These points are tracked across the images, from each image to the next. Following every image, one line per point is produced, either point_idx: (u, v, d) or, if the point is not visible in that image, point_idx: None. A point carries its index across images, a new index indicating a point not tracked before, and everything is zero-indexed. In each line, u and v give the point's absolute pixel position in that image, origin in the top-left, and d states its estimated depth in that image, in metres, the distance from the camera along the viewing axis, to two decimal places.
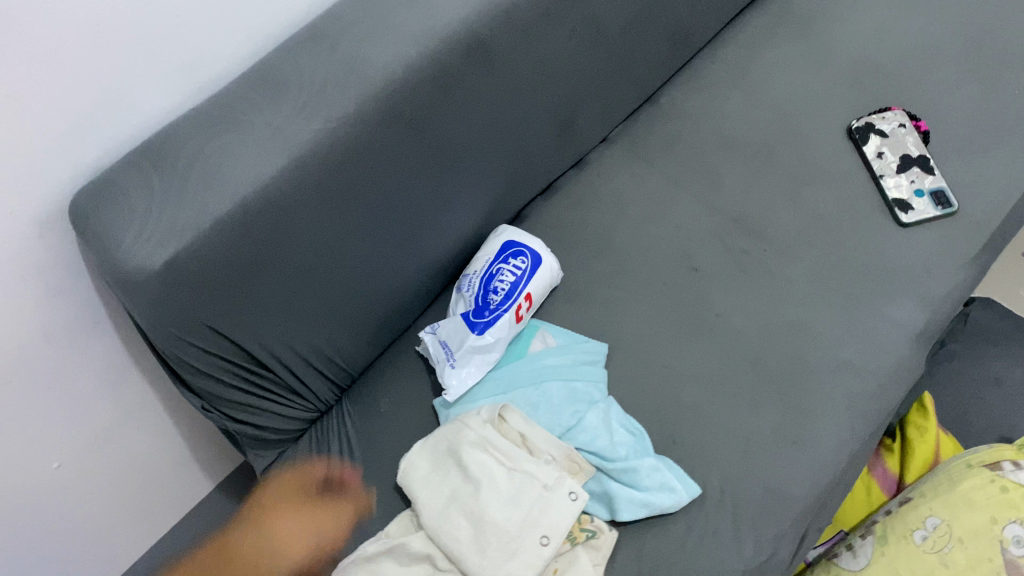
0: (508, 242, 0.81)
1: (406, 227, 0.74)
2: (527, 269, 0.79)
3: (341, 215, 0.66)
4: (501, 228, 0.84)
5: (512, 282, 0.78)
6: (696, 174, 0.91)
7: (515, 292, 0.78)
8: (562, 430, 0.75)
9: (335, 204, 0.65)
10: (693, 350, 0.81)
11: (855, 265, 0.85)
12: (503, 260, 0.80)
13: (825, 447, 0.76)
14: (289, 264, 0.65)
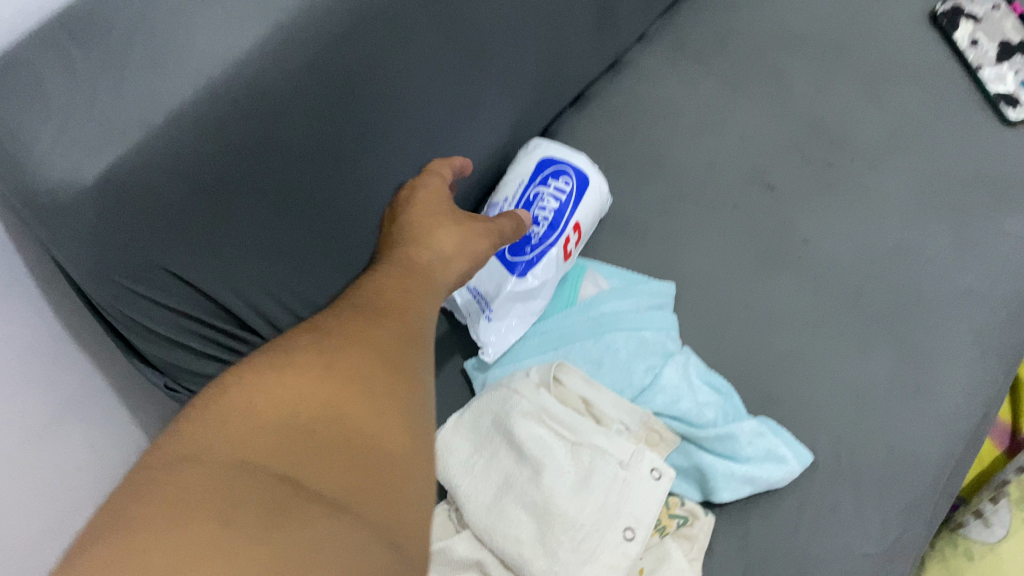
0: (544, 160, 0.64)
1: (424, 136, 0.56)
2: (573, 192, 0.63)
3: (344, 116, 0.48)
4: (533, 143, 0.67)
5: (557, 209, 0.62)
6: (757, 75, 0.75)
7: (561, 222, 0.62)
8: (634, 392, 0.59)
9: (340, 99, 0.47)
10: (778, 286, 0.66)
11: (961, 173, 0.70)
12: (542, 182, 0.63)
13: (956, 394, 0.61)
14: (277, 185, 0.47)
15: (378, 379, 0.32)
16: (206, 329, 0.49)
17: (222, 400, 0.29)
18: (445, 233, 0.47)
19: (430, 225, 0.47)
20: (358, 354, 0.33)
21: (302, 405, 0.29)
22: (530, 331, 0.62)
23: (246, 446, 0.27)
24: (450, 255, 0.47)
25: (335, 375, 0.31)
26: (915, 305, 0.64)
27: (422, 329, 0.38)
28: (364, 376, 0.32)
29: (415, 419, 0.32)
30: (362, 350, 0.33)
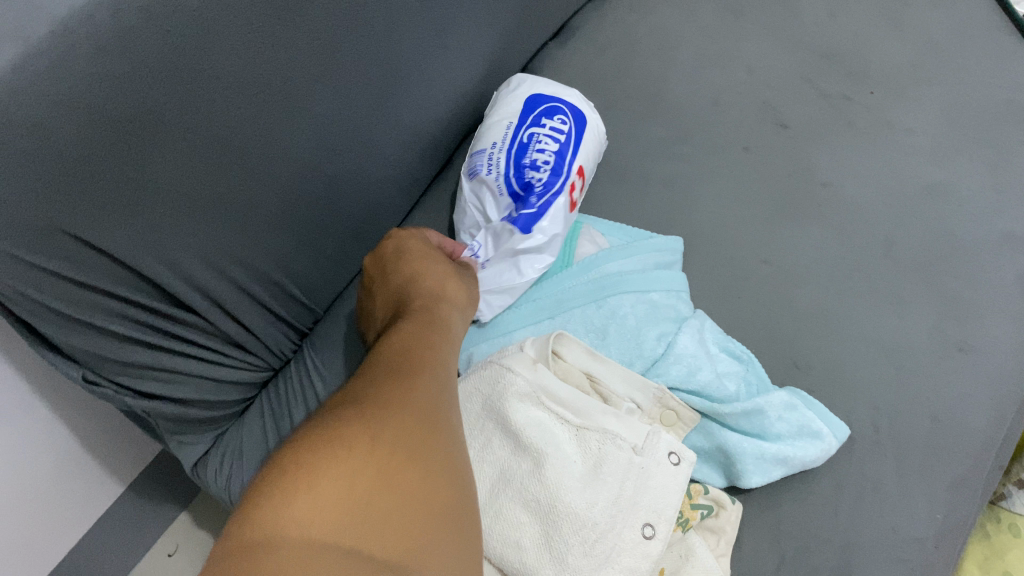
0: (534, 99, 0.56)
1: (389, 66, 0.47)
2: (572, 131, 0.55)
3: (289, 34, 0.39)
4: (515, 79, 0.58)
5: (559, 150, 0.53)
6: (762, 1, 0.67)
7: (566, 165, 0.53)
8: (646, 363, 0.51)
9: (283, 14, 0.38)
10: (799, 235, 0.58)
11: (992, 103, 0.62)
12: (537, 121, 0.54)
13: (1005, 350, 0.54)
14: (206, 121, 0.37)
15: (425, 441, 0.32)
16: (127, 306, 0.39)
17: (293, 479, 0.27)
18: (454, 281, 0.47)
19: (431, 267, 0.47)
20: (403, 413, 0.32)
21: (389, 458, 0.29)
22: (521, 298, 0.53)
23: (356, 487, 0.28)
24: (456, 307, 0.45)
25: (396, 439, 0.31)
26: (952, 252, 0.57)
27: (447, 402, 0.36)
28: (412, 442, 0.31)
29: (458, 486, 0.32)
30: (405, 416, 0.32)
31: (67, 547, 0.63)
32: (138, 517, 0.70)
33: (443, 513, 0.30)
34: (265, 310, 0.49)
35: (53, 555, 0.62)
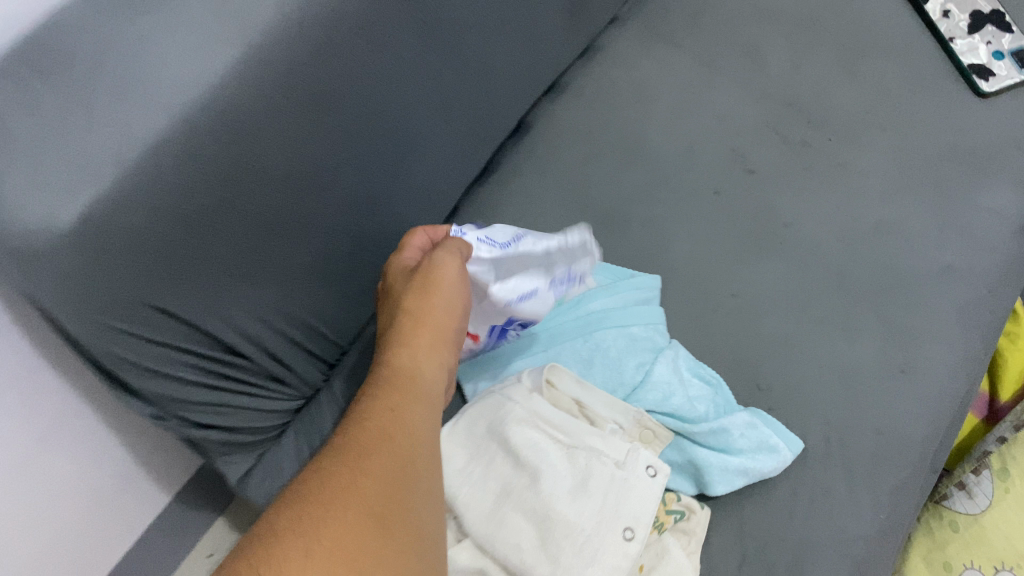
0: None
1: (401, 140, 0.55)
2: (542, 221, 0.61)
3: (320, 130, 0.47)
4: None
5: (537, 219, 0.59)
6: (732, 53, 0.74)
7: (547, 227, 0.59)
8: (627, 390, 0.59)
9: (315, 116, 0.46)
10: (763, 271, 0.66)
11: (935, 148, 0.70)
12: None
13: (939, 373, 0.62)
14: (253, 205, 0.45)
15: (371, 529, 0.33)
16: (191, 357, 0.47)
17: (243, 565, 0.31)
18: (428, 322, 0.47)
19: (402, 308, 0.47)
20: (347, 507, 0.33)
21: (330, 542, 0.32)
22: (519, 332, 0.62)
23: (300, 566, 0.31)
24: (423, 354, 0.45)
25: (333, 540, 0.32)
26: (898, 285, 0.65)
27: (410, 470, 0.37)
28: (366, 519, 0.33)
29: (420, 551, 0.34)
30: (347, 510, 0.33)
31: (120, 550, 0.71)
32: (180, 521, 0.78)
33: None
34: (300, 349, 0.57)
35: (108, 557, 0.70)
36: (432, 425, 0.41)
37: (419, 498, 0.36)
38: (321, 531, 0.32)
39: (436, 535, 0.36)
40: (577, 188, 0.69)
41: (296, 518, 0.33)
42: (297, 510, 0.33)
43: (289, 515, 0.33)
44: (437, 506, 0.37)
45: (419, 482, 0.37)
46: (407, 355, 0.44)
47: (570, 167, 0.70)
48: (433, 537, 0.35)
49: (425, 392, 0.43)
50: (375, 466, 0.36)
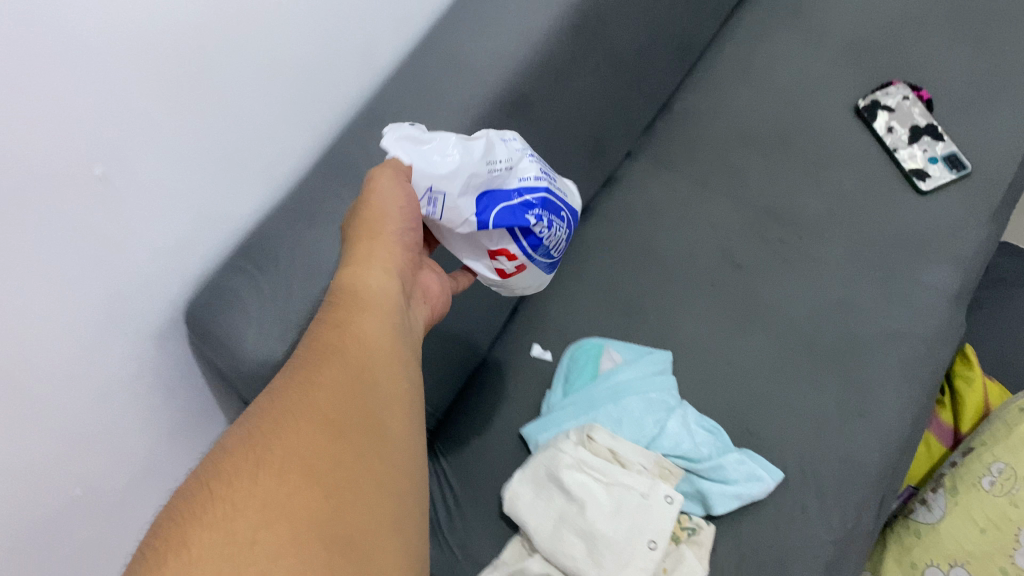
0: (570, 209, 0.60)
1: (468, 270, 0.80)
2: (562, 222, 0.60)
3: None
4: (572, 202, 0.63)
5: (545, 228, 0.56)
6: (722, 175, 0.98)
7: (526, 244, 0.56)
8: (647, 440, 0.80)
9: None
10: (751, 344, 0.87)
11: (882, 239, 0.92)
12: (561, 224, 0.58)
13: (891, 413, 0.81)
14: None
15: (326, 457, 0.36)
16: None
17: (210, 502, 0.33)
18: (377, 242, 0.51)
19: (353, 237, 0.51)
20: (301, 421, 0.38)
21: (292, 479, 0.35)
22: (567, 400, 0.83)
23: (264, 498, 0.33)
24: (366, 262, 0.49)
25: (285, 458, 0.35)
26: (854, 348, 0.85)
27: (363, 377, 0.42)
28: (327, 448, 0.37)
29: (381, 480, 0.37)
30: (298, 421, 0.38)
31: None
32: None
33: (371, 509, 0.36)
34: None
35: None
36: (382, 328, 0.46)
37: (377, 404, 0.41)
38: (273, 443, 0.36)
39: (395, 432, 0.41)
40: (607, 287, 0.92)
41: (249, 439, 0.36)
42: (253, 433, 0.37)
43: (245, 438, 0.37)
44: (397, 405, 0.43)
45: (374, 395, 0.42)
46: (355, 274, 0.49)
47: (601, 272, 0.93)
48: (392, 447, 0.40)
49: (375, 300, 0.48)
50: (329, 380, 0.41)
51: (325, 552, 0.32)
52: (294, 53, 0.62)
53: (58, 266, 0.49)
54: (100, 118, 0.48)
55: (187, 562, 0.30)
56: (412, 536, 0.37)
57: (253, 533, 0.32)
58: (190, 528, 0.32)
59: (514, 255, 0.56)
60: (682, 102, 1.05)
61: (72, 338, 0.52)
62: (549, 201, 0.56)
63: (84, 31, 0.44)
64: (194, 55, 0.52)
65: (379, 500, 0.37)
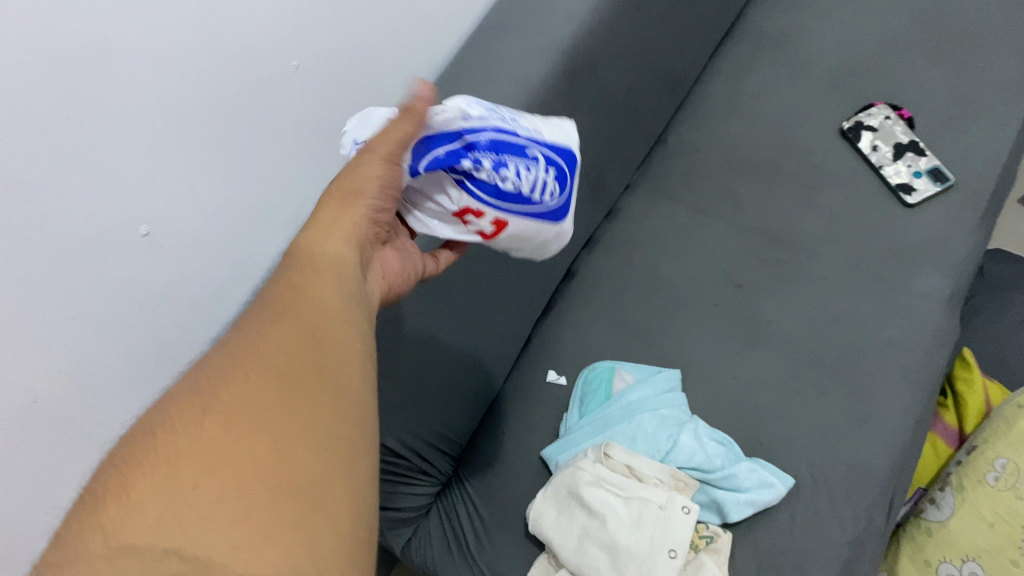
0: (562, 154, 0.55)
1: (480, 302, 0.85)
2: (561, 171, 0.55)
3: (430, 307, 0.77)
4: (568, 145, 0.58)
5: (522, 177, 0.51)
6: (718, 201, 1.04)
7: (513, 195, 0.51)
8: (662, 454, 0.84)
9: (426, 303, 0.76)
10: (756, 358, 0.91)
11: (874, 252, 0.97)
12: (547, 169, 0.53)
13: (892, 417, 0.85)
14: (397, 362, 0.74)
15: (275, 408, 0.36)
16: None
17: (155, 447, 0.33)
18: (343, 211, 0.49)
19: (323, 204, 0.50)
20: (252, 373, 0.37)
21: (236, 426, 0.34)
22: (583, 421, 0.87)
23: (209, 444, 0.33)
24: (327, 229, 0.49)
25: (231, 408, 0.35)
26: (854, 357, 0.90)
27: (317, 335, 0.42)
28: (275, 401, 0.36)
29: (331, 434, 0.37)
30: (248, 374, 0.37)
31: None
32: None
33: (320, 458, 0.36)
34: (435, 449, 0.86)
35: None
36: (341, 290, 0.46)
37: (331, 359, 0.41)
38: (220, 395, 0.36)
39: (350, 386, 0.41)
40: (616, 312, 0.97)
41: (197, 390, 0.36)
42: (202, 384, 0.37)
43: (194, 390, 0.36)
44: (353, 361, 0.42)
45: (329, 351, 0.41)
46: (315, 239, 0.48)
47: (609, 300, 0.99)
48: (345, 401, 0.39)
49: (333, 264, 0.47)
50: (282, 337, 0.41)
51: (269, 499, 0.33)
52: (311, 114, 0.68)
53: (119, 319, 0.54)
54: (141, 185, 0.54)
55: (128, 505, 0.30)
56: (365, 487, 0.37)
57: (194, 480, 0.32)
58: (131, 473, 0.32)
59: (481, 212, 0.52)
60: (675, 136, 1.12)
61: (132, 383, 0.57)
62: (496, 142, 0.50)
63: (122, 114, 0.51)
64: (214, 125, 0.59)
65: (330, 450, 0.36)
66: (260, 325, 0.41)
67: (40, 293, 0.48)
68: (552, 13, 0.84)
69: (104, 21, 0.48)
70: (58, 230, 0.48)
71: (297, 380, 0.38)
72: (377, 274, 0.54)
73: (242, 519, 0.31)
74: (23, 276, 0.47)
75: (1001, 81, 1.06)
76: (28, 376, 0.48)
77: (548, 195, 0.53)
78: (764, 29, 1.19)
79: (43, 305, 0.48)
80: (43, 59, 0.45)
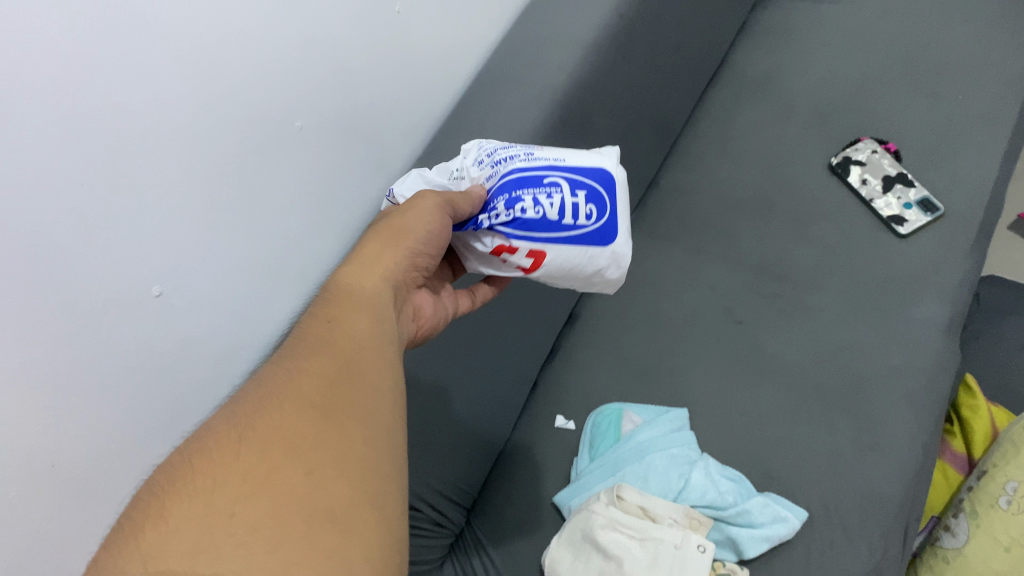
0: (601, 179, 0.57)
1: (486, 349, 0.87)
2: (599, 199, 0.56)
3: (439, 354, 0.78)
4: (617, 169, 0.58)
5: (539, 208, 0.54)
6: (713, 238, 1.06)
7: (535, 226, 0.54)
8: (675, 493, 0.83)
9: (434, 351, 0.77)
10: (761, 392, 0.92)
11: (871, 281, 0.98)
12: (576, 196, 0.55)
13: (900, 444, 0.86)
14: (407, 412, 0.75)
15: (307, 440, 0.38)
16: None
17: (196, 477, 0.35)
18: (386, 252, 0.54)
19: (369, 244, 0.55)
20: (286, 408, 0.40)
21: (272, 456, 0.36)
22: (594, 464, 0.87)
23: (245, 474, 0.35)
24: (367, 267, 0.54)
25: (266, 440, 0.37)
26: (859, 386, 0.91)
27: (347, 372, 0.44)
28: (309, 432, 0.38)
29: (362, 461, 0.39)
30: (282, 409, 0.40)
31: None
32: None
33: (352, 485, 0.37)
34: (447, 499, 0.86)
35: None
36: (372, 325, 0.49)
37: (361, 394, 0.43)
38: (256, 427, 0.38)
39: (379, 420, 0.42)
40: (620, 354, 0.99)
41: (234, 424, 0.38)
42: (238, 419, 0.39)
43: (231, 424, 0.39)
44: (382, 396, 0.44)
45: (359, 387, 0.43)
46: (354, 275, 0.53)
47: (612, 341, 1.00)
48: (375, 434, 0.41)
49: (366, 300, 0.51)
50: (314, 373, 0.43)
51: (301, 522, 0.34)
52: (316, 173, 0.70)
53: (138, 380, 0.55)
54: (161, 250, 0.56)
55: (166, 531, 0.32)
56: (397, 515, 0.38)
57: (231, 506, 0.34)
58: (172, 502, 0.34)
59: (514, 248, 0.56)
60: (667, 178, 1.15)
61: (149, 439, 0.58)
62: (513, 178, 0.55)
63: (138, 182, 0.52)
64: (228, 190, 0.61)
65: (360, 478, 0.38)
66: (294, 364, 0.44)
67: (66, 358, 0.49)
68: (542, 66, 0.87)
69: (126, 95, 0.50)
70: (85, 296, 0.50)
71: (328, 413, 0.40)
72: (407, 318, 0.58)
73: (278, 545, 0.33)
74: (51, 341, 0.48)
75: (982, 111, 1.09)
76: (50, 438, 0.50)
77: (583, 217, 0.55)
78: (747, 72, 1.23)
79: (66, 368, 0.50)
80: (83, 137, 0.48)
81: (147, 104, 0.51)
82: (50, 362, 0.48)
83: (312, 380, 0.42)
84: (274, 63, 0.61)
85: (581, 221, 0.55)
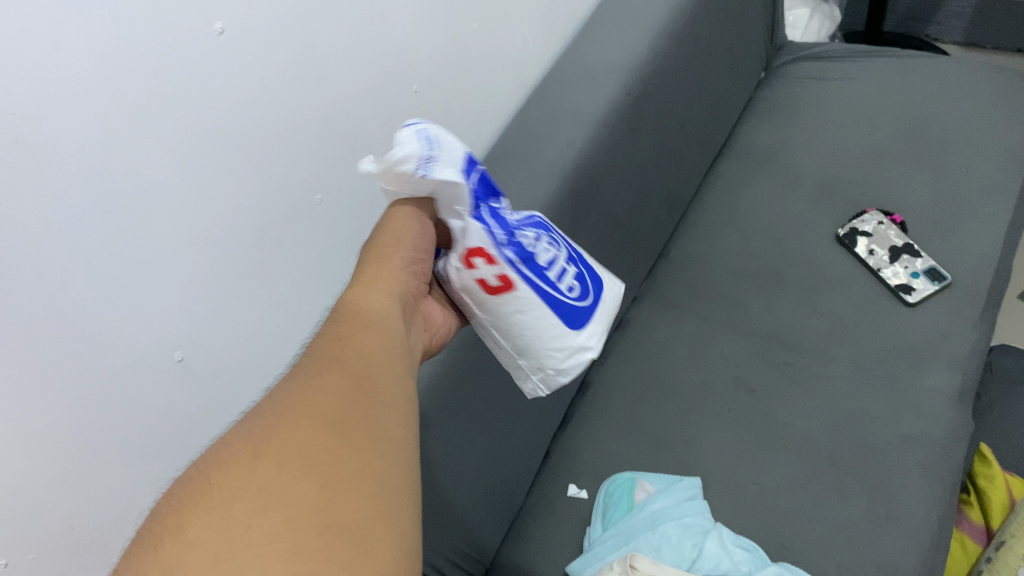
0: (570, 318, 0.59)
1: (498, 416, 0.88)
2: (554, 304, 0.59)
3: (450, 421, 0.80)
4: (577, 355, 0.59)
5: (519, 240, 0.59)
6: (723, 309, 1.08)
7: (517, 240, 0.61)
8: (688, 563, 0.82)
9: (445, 418, 0.79)
10: (774, 461, 0.92)
11: (881, 350, 0.99)
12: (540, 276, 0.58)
13: (915, 514, 0.85)
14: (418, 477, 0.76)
15: (322, 453, 0.40)
16: None
17: (212, 492, 0.37)
18: (382, 270, 0.55)
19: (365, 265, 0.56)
20: (302, 421, 0.42)
21: (287, 472, 0.39)
22: (608, 534, 0.86)
23: (259, 488, 0.38)
24: (370, 287, 0.54)
25: (282, 454, 0.40)
26: (872, 455, 0.90)
27: (361, 384, 0.46)
28: (323, 448, 0.41)
29: (375, 474, 0.41)
30: (299, 421, 0.42)
31: None
32: None
33: (361, 497, 0.39)
34: (459, 567, 0.85)
35: None
36: (382, 340, 0.50)
37: (374, 409, 0.45)
38: (273, 442, 0.40)
39: (393, 433, 0.45)
40: (632, 422, 0.99)
41: (252, 436, 0.41)
42: (258, 431, 0.41)
43: (250, 435, 0.41)
44: (395, 410, 0.47)
45: (372, 399, 0.46)
46: (359, 294, 0.54)
47: (624, 410, 1.01)
48: (387, 445, 0.43)
49: (376, 318, 0.51)
50: (328, 384, 0.45)
51: (315, 535, 0.36)
52: (324, 240, 0.74)
53: (140, 434, 0.60)
54: (173, 316, 0.61)
55: (186, 542, 0.35)
56: (408, 525, 0.40)
57: (247, 520, 0.36)
58: (192, 514, 0.36)
59: None
60: (676, 250, 1.18)
61: (154, 489, 0.63)
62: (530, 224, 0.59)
63: (156, 248, 0.58)
64: (243, 261, 0.66)
65: (370, 493, 0.40)
66: (311, 375, 0.46)
67: (74, 408, 0.55)
68: (552, 140, 0.90)
69: (147, 173, 0.56)
70: (96, 353, 0.55)
71: (344, 427, 0.43)
72: (421, 329, 0.59)
73: (292, 557, 0.35)
74: (60, 393, 0.53)
75: (988, 182, 1.11)
76: (49, 479, 0.54)
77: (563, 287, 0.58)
78: (753, 147, 1.27)
79: (74, 415, 0.55)
80: (93, 194, 0.53)
81: (166, 178, 0.57)
82: (54, 410, 0.53)
83: (327, 392, 0.44)
84: (285, 138, 0.66)
85: (564, 291, 0.58)
